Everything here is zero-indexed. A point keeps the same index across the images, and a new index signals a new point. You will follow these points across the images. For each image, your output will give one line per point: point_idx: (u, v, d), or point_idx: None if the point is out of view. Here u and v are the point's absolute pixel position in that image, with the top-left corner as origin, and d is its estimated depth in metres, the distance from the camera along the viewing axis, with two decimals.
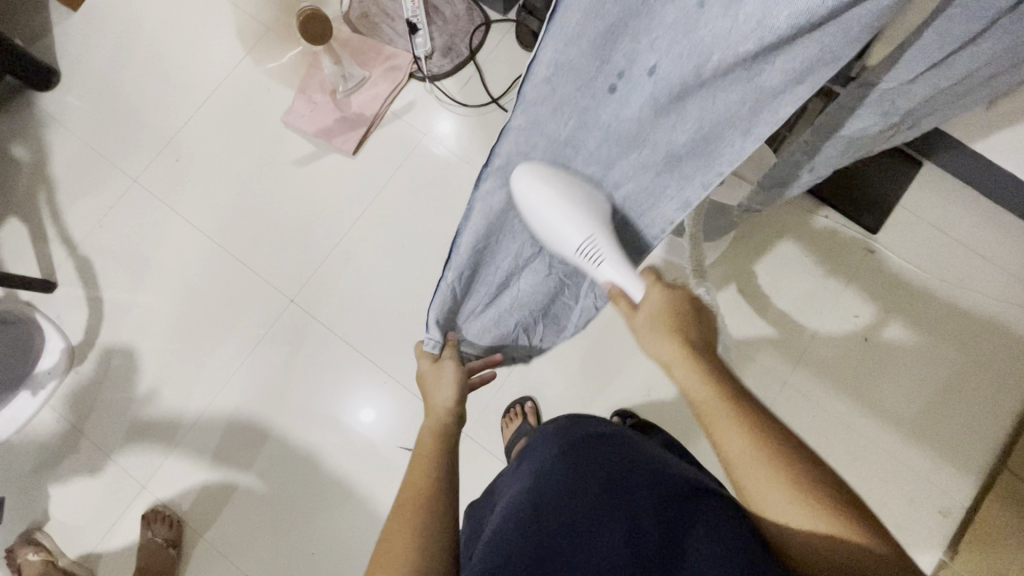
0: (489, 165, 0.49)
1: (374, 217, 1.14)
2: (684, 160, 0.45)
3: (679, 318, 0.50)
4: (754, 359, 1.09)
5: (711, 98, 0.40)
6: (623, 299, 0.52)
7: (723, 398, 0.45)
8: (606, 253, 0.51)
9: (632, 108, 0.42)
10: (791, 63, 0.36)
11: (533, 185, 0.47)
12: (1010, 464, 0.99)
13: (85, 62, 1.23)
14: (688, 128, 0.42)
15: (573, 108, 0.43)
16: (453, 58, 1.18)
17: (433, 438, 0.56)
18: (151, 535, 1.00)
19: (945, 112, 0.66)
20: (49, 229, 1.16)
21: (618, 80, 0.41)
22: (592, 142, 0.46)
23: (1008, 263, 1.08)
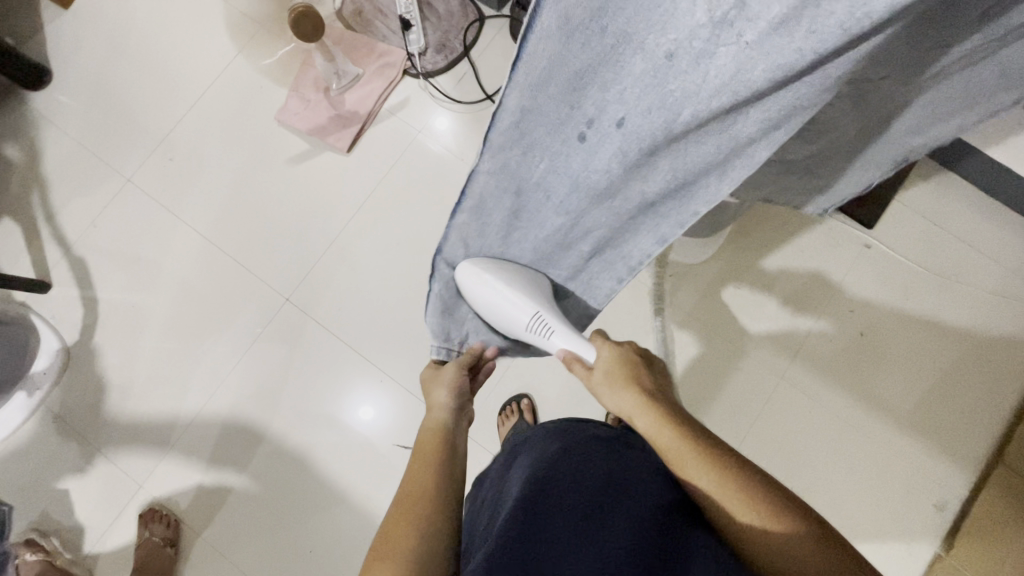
0: (464, 199, 0.54)
1: (370, 215, 1.14)
2: (657, 205, 0.48)
3: (631, 372, 0.55)
4: (750, 355, 1.09)
5: (683, 149, 0.41)
6: (578, 363, 0.58)
7: (685, 440, 0.48)
8: (554, 327, 0.57)
9: (601, 156, 0.44)
10: (762, 116, 0.37)
11: (478, 273, 0.57)
12: (1007, 459, 1.00)
13: (77, 61, 1.22)
14: (659, 176, 0.44)
15: (543, 151, 0.47)
16: (447, 55, 1.18)
17: (436, 437, 0.55)
18: (148, 535, 1.00)
19: (921, 125, 0.60)
20: (43, 229, 1.15)
21: (587, 129, 0.44)
22: (562, 191, 0.49)
23: (1004, 256, 1.09)
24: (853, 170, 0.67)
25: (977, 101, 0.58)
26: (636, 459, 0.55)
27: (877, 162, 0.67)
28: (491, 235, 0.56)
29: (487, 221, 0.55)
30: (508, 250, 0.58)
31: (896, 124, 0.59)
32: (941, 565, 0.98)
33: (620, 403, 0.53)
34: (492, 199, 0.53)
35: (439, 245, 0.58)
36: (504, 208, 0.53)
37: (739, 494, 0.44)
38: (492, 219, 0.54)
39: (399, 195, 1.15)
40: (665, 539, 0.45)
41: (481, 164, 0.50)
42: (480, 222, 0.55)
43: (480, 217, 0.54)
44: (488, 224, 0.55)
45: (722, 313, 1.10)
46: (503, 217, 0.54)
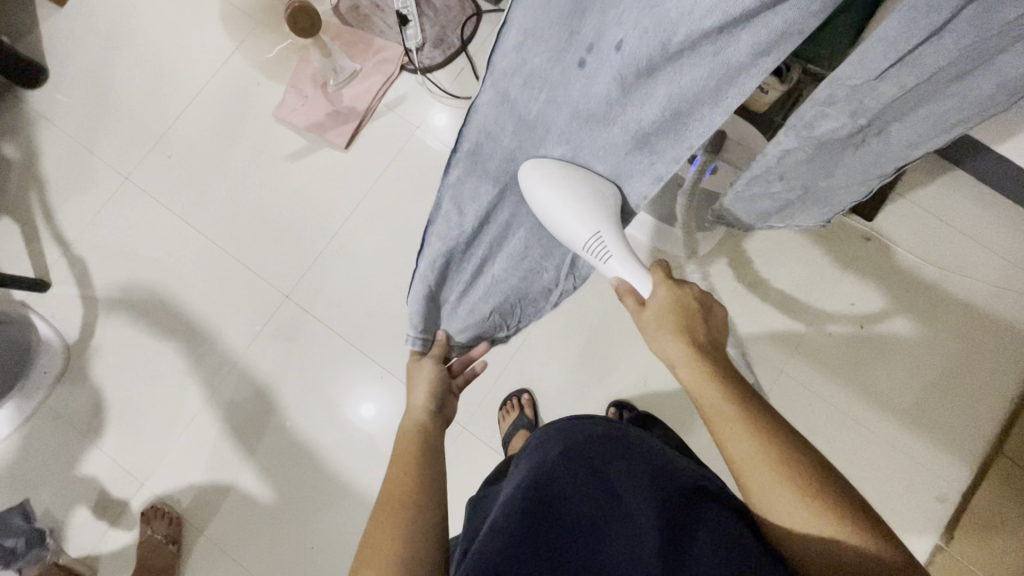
0: (459, 149, 0.53)
1: (368, 212, 1.14)
2: (655, 139, 0.47)
3: (686, 320, 0.53)
4: (750, 349, 1.09)
5: (677, 74, 0.41)
6: (631, 296, 0.57)
7: (726, 399, 0.48)
8: (612, 251, 0.56)
9: (598, 83, 0.44)
10: (756, 40, 0.37)
11: (537, 177, 0.52)
12: (1006, 450, 1.00)
13: (74, 59, 1.22)
14: (656, 107, 0.44)
15: (544, 82, 0.46)
16: (445, 50, 1.17)
17: (413, 440, 0.57)
18: (151, 532, 1.00)
19: (920, 133, 0.58)
20: (41, 229, 1.15)
21: (587, 55, 0.44)
22: (561, 121, 0.49)
23: (1005, 249, 1.08)
24: (849, 171, 0.67)
25: (985, 111, 0.54)
26: (634, 450, 0.55)
27: (877, 166, 0.66)
28: (489, 183, 0.55)
29: (486, 166, 0.54)
30: (502, 203, 0.56)
31: (891, 127, 0.58)
32: (943, 556, 0.98)
33: (668, 350, 0.52)
34: (494, 137, 0.51)
35: (431, 217, 0.58)
36: (503, 148, 0.52)
37: (772, 470, 0.44)
38: (491, 162, 0.53)
39: (398, 191, 1.14)
40: (672, 514, 0.44)
41: (484, 94, 0.49)
42: (480, 168, 0.54)
43: (475, 169, 0.54)
44: (485, 170, 0.54)
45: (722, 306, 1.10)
46: (502, 160, 0.53)
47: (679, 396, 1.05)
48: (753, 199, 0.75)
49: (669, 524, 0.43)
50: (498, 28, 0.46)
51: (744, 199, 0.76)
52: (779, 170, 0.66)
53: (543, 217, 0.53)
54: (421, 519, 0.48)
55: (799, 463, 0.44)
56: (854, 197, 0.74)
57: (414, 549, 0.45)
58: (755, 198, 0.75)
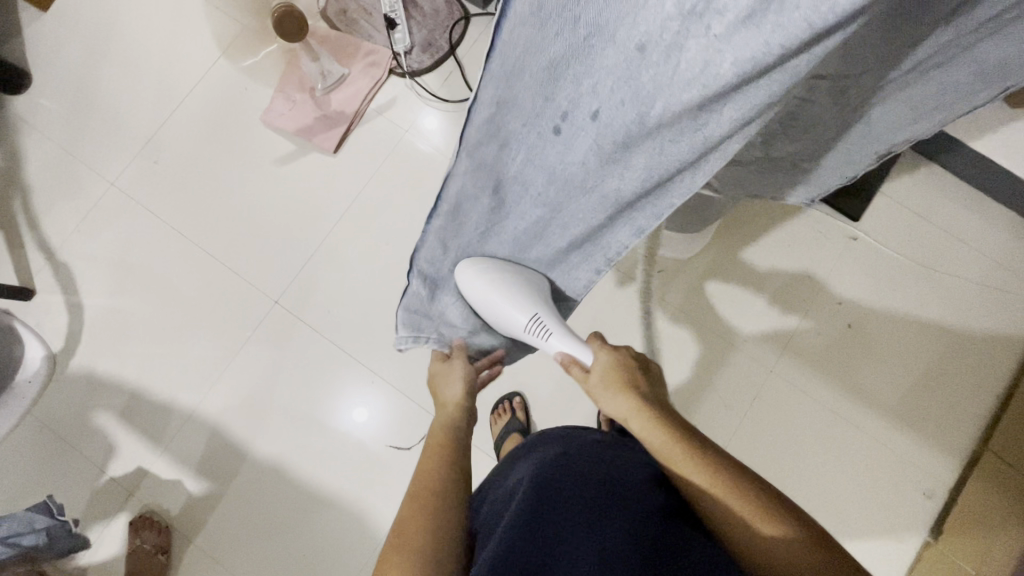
0: (438, 208, 0.49)
1: (358, 216, 1.14)
2: (634, 199, 0.45)
3: (628, 377, 0.55)
4: (739, 349, 1.09)
5: (658, 147, 0.38)
6: (576, 364, 0.58)
7: (676, 440, 0.49)
8: (553, 328, 0.57)
9: (576, 150, 0.41)
10: (736, 113, 0.34)
11: (471, 279, 0.56)
12: (992, 445, 1.02)
13: (57, 64, 1.20)
14: (636, 174, 0.41)
15: (518, 144, 0.43)
16: (433, 53, 1.17)
17: (443, 433, 0.57)
18: (140, 542, 0.99)
19: (899, 117, 0.60)
20: (26, 237, 1.14)
21: (561, 123, 0.39)
22: (538, 184, 0.45)
23: (989, 247, 1.10)
24: (828, 155, 0.67)
25: (959, 96, 0.57)
26: (627, 455, 0.57)
27: (856, 149, 0.67)
28: (468, 230, 0.52)
29: (465, 219, 0.51)
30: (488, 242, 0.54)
31: (872, 113, 0.60)
32: (931, 551, 1.00)
33: (616, 407, 0.53)
34: (469, 200, 0.48)
35: (415, 249, 0.54)
36: (481, 205, 0.49)
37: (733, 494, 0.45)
38: (471, 214, 0.50)
39: (389, 195, 1.14)
40: (665, 530, 0.46)
41: (459, 163, 0.45)
42: (456, 223, 0.51)
43: (458, 218, 0.50)
44: (463, 221, 0.51)
45: (713, 307, 1.11)
46: (481, 215, 0.50)
47: None
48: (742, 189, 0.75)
49: (661, 540, 0.45)
50: (467, 102, 0.41)
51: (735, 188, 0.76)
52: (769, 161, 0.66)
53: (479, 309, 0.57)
54: (447, 515, 0.48)
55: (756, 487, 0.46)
56: (832, 182, 0.74)
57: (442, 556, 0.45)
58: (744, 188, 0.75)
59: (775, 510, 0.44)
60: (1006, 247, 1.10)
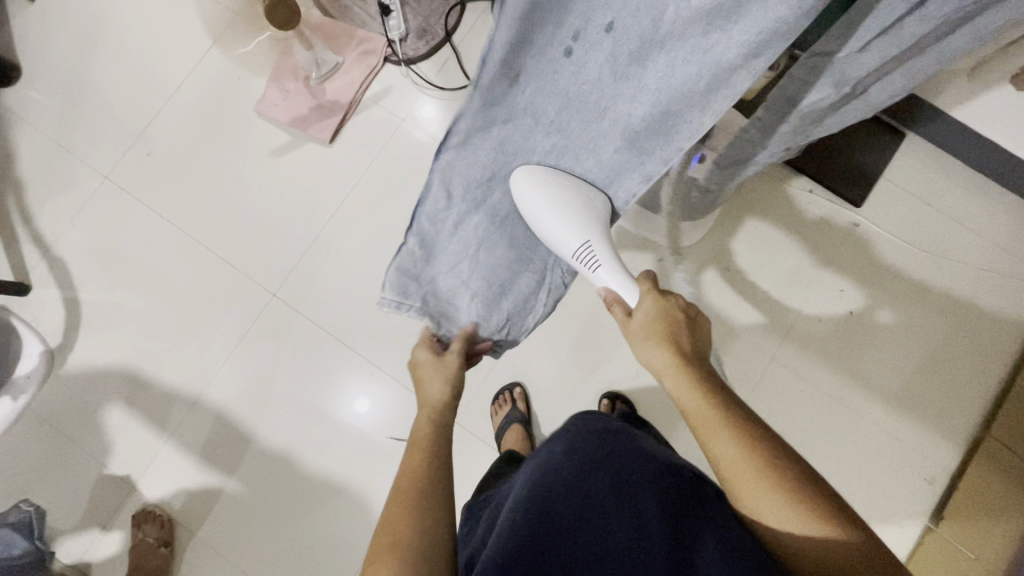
0: (447, 141, 0.53)
1: (355, 207, 1.12)
2: (645, 135, 0.48)
3: (671, 331, 0.54)
4: (740, 337, 1.09)
5: (666, 66, 0.42)
6: (619, 306, 0.58)
7: (710, 407, 0.48)
8: (601, 260, 0.58)
9: (588, 67, 0.46)
10: (744, 36, 0.37)
11: (528, 188, 0.55)
12: (993, 431, 1.01)
13: (47, 55, 1.18)
14: (646, 99, 0.45)
15: (531, 73, 0.48)
16: (428, 41, 1.15)
17: (430, 426, 0.56)
18: (142, 536, 1.00)
19: (900, 88, 0.59)
20: (20, 231, 1.13)
21: (573, 43, 0.45)
22: (551, 109, 0.50)
23: (992, 232, 1.09)
24: (830, 127, 0.67)
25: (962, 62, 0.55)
26: (632, 444, 0.56)
27: (858, 117, 0.66)
28: (473, 174, 0.56)
29: (475, 152, 0.54)
30: (492, 190, 0.58)
31: (872, 91, 0.59)
32: (932, 537, 1.00)
33: (654, 358, 0.53)
34: (483, 132, 0.53)
35: (420, 196, 0.57)
36: (493, 138, 0.53)
37: (765, 479, 0.44)
38: (480, 151, 0.54)
39: (386, 186, 1.13)
40: (675, 512, 0.45)
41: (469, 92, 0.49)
42: (464, 163, 0.55)
43: (472, 149, 0.54)
44: (472, 158, 0.55)
45: (714, 295, 1.10)
46: (493, 149, 0.54)
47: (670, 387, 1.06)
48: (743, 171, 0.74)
49: (672, 518, 0.44)
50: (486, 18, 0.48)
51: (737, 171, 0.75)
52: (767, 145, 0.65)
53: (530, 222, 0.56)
54: (434, 516, 0.47)
55: (786, 466, 0.45)
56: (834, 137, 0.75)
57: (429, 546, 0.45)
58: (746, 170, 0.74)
59: (807, 493, 0.44)
60: (1009, 232, 1.09)
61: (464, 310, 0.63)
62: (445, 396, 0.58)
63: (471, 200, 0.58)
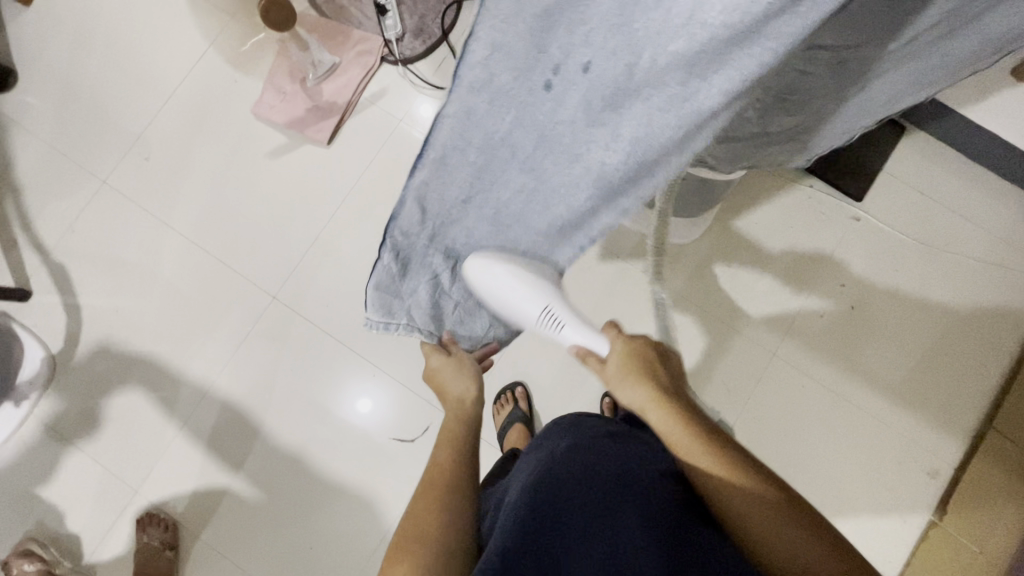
0: (423, 156, 0.45)
1: (353, 208, 1.12)
2: (617, 183, 0.44)
3: (645, 366, 0.55)
4: (741, 333, 1.08)
5: (644, 116, 0.37)
6: (592, 357, 0.58)
7: (694, 437, 0.48)
8: (565, 320, 0.57)
9: (566, 108, 0.39)
10: (724, 86, 0.34)
11: (486, 263, 0.53)
12: (996, 424, 1.01)
13: (43, 60, 1.18)
14: (621, 148, 0.40)
15: (508, 100, 0.40)
16: (425, 40, 1.14)
17: (457, 423, 0.63)
18: (147, 539, 1.00)
19: (899, 82, 0.59)
20: (20, 237, 1.13)
21: (553, 77, 0.37)
22: (525, 147, 0.43)
23: (993, 224, 1.08)
24: (830, 124, 0.66)
25: (960, 57, 0.56)
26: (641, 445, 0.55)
27: (854, 114, 0.65)
28: (449, 197, 0.49)
29: (448, 178, 0.47)
30: (467, 211, 0.50)
31: (874, 85, 0.58)
32: (935, 531, 0.99)
33: (633, 396, 0.53)
34: (454, 154, 0.45)
35: (393, 212, 0.50)
36: (469, 163, 0.45)
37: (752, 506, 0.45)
38: (455, 174, 0.46)
39: (384, 187, 1.13)
40: (679, 512, 0.46)
41: (447, 105, 0.41)
42: (439, 182, 0.47)
43: (442, 175, 0.46)
44: (447, 180, 0.47)
45: (715, 292, 1.09)
46: (467, 175, 0.46)
47: None
48: (742, 158, 0.72)
49: (671, 526, 0.45)
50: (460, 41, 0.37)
51: (740, 158, 0.73)
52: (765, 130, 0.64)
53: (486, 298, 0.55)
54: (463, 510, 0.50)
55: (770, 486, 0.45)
56: (826, 143, 0.74)
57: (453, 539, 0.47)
58: (742, 157, 0.72)
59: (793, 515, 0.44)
60: (1011, 224, 1.08)
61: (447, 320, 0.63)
62: (467, 396, 0.64)
63: (444, 220, 0.51)
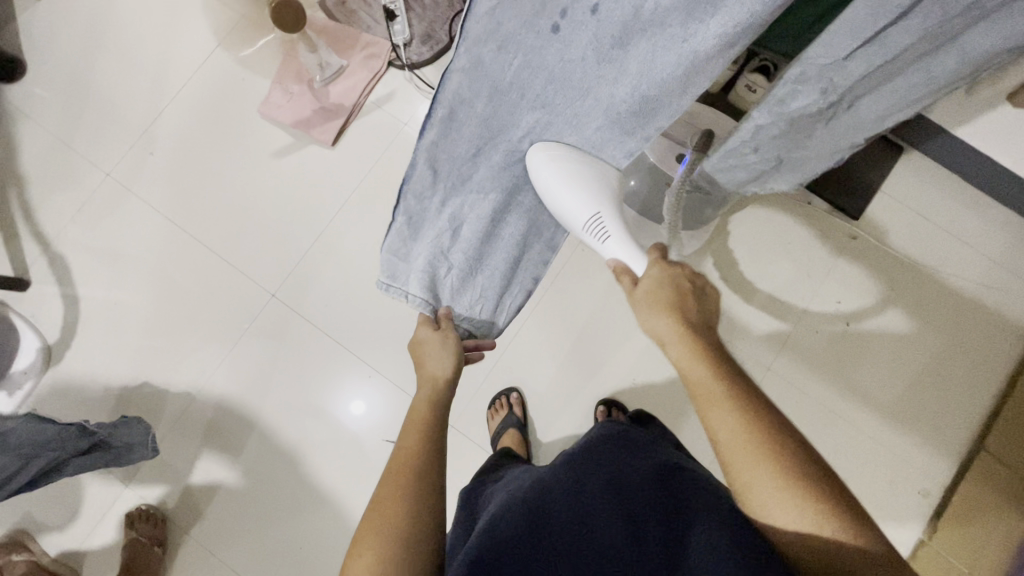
0: (433, 115, 0.54)
1: (356, 209, 1.13)
2: (623, 115, 0.50)
3: (675, 301, 0.54)
4: (734, 345, 1.09)
5: (651, 54, 0.43)
6: (626, 275, 0.59)
7: (714, 378, 0.48)
8: (610, 231, 0.63)
9: (575, 47, 0.45)
10: (721, 29, 0.39)
11: (545, 159, 0.57)
12: (988, 445, 1.02)
13: (52, 51, 1.19)
14: (629, 85, 0.46)
15: (518, 47, 0.47)
16: (433, 46, 1.15)
17: (428, 405, 0.56)
18: (135, 534, 0.99)
19: (888, 102, 0.57)
20: (21, 226, 1.12)
21: (560, 20, 0.44)
22: (537, 84, 0.50)
23: (989, 248, 1.10)
24: (823, 142, 0.65)
25: (949, 81, 0.54)
26: (640, 451, 0.56)
27: (849, 132, 0.63)
28: (459, 150, 0.56)
29: (460, 129, 0.55)
30: (477, 166, 0.58)
31: (859, 102, 0.57)
32: (925, 550, 1.00)
33: (659, 327, 0.52)
34: (464, 107, 0.53)
35: (407, 173, 0.59)
36: (477, 114, 0.53)
37: (769, 463, 0.44)
38: (464, 127, 0.54)
39: (387, 190, 1.14)
40: (668, 514, 0.46)
41: (457, 60, 0.50)
42: (447, 142, 0.56)
43: (452, 129, 0.55)
44: (457, 134, 0.55)
45: None
46: (476, 126, 0.54)
47: (666, 395, 1.06)
48: (733, 176, 0.72)
49: (662, 533, 0.45)
50: None
51: (728, 177, 0.73)
52: (756, 149, 0.64)
53: (545, 198, 0.60)
54: (424, 506, 0.48)
55: (786, 440, 0.45)
56: (822, 159, 0.71)
57: (412, 538, 0.46)
58: (735, 176, 0.72)
59: (806, 486, 0.43)
60: (1005, 247, 1.09)
61: (444, 291, 0.64)
62: (445, 373, 0.59)
63: (454, 181, 0.59)
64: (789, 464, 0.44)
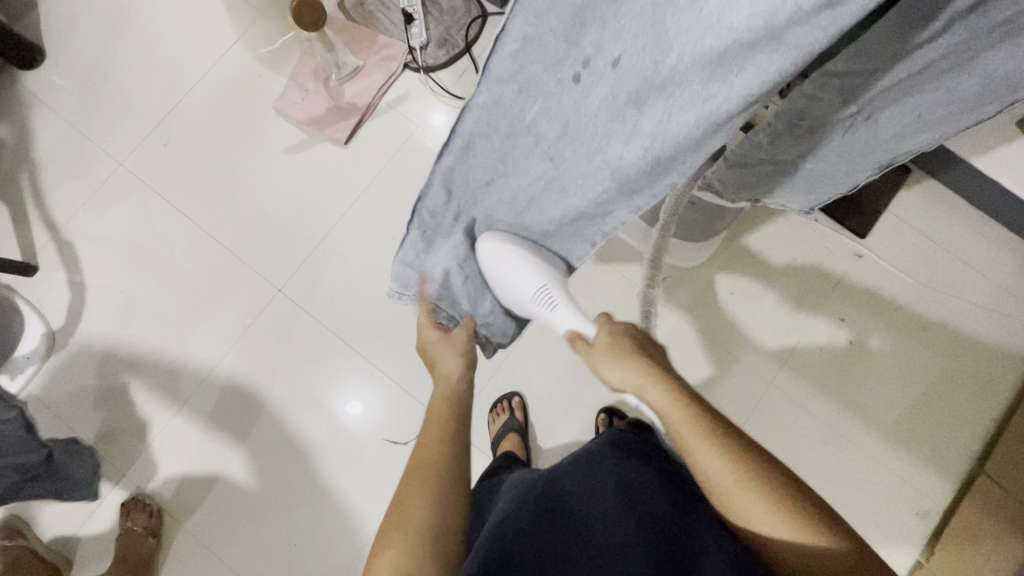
0: (450, 142, 0.49)
1: (366, 207, 1.14)
2: (633, 175, 0.46)
3: (634, 348, 0.55)
4: (737, 358, 1.09)
5: (666, 112, 0.39)
6: (580, 341, 0.60)
7: (694, 418, 0.48)
8: (559, 300, 0.61)
9: (593, 99, 0.41)
10: (741, 90, 0.34)
11: (497, 247, 0.60)
12: (987, 469, 1.02)
13: (72, 41, 1.20)
14: (642, 143, 0.42)
15: (538, 91, 0.43)
16: (448, 51, 1.17)
17: (446, 401, 0.57)
18: (130, 524, 0.98)
19: (906, 125, 0.58)
20: (32, 212, 1.13)
21: (581, 70, 0.40)
22: (551, 133, 0.46)
23: (993, 271, 1.10)
24: (838, 159, 0.65)
25: (967, 111, 0.56)
26: (653, 458, 0.56)
27: (867, 151, 0.63)
28: (475, 176, 0.53)
29: (476, 159, 0.51)
30: (491, 192, 0.55)
31: (879, 116, 0.57)
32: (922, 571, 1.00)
33: (628, 373, 0.53)
34: (481, 140, 0.49)
35: (420, 193, 0.55)
36: (493, 149, 0.49)
37: (755, 488, 0.44)
38: (481, 159, 0.50)
39: (397, 190, 1.14)
40: (681, 524, 0.47)
41: (479, 95, 0.45)
42: (465, 166, 0.52)
43: (469, 158, 0.50)
44: (473, 163, 0.51)
45: (716, 318, 1.11)
46: (492, 157, 0.50)
47: None
48: (749, 183, 0.73)
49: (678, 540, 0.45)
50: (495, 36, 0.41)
51: (743, 183, 0.74)
52: (775, 153, 0.65)
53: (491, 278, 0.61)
54: (452, 495, 0.48)
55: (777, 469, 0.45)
56: (834, 184, 0.72)
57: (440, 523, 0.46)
58: (751, 182, 0.73)
59: (801, 506, 0.43)
60: (1009, 270, 1.10)
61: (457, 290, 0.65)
62: (457, 372, 0.60)
63: (468, 200, 0.56)
64: (784, 488, 0.44)
